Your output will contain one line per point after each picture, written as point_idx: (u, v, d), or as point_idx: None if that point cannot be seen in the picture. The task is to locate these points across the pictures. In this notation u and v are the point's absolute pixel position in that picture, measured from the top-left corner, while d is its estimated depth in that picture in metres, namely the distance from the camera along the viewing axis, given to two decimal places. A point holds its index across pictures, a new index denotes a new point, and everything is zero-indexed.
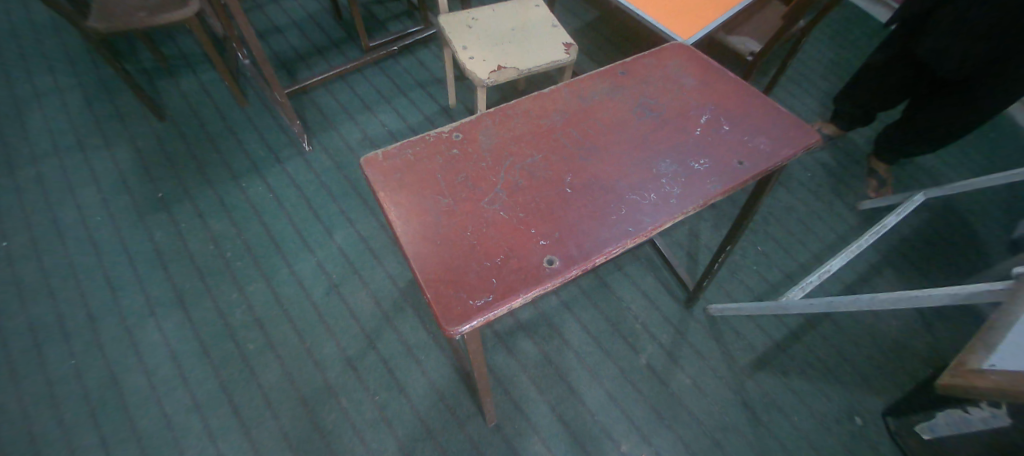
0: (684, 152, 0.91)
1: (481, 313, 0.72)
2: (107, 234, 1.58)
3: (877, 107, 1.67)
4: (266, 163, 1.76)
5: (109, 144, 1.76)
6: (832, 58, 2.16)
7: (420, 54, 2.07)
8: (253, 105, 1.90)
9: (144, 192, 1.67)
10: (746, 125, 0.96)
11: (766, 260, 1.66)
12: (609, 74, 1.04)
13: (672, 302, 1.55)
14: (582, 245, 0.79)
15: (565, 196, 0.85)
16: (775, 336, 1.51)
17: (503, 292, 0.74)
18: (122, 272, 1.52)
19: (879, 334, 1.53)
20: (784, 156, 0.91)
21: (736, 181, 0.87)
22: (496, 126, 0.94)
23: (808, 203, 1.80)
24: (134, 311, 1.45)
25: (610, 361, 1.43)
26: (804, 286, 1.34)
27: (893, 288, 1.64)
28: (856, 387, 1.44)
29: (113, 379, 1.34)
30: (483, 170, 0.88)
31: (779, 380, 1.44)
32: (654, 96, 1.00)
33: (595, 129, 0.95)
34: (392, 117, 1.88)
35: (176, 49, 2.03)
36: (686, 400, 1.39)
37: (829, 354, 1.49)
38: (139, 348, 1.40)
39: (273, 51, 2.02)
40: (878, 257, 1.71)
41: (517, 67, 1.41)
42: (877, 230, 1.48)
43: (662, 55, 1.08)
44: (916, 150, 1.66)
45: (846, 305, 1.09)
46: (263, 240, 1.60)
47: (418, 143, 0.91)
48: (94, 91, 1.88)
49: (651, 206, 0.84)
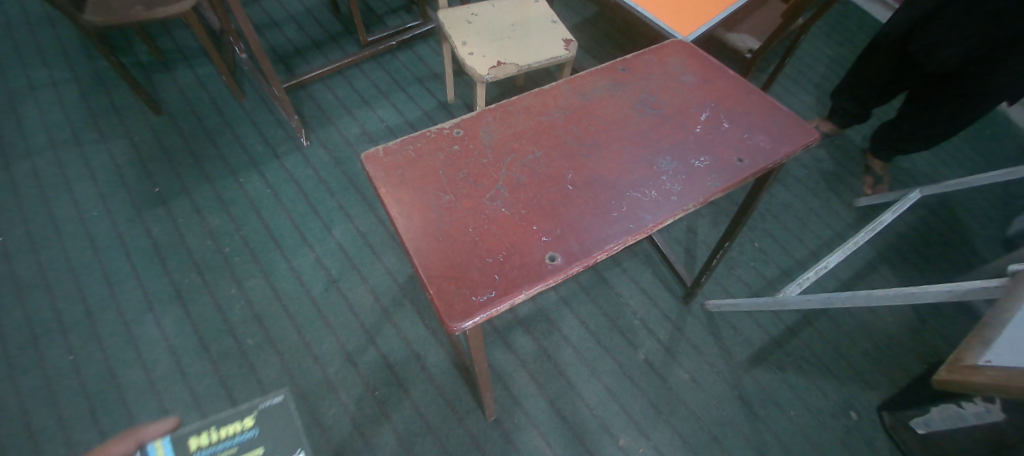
0: (684, 150, 0.92)
1: (483, 309, 0.72)
2: (105, 228, 1.57)
3: (872, 104, 1.68)
4: (264, 158, 1.75)
5: (106, 138, 1.75)
6: (830, 55, 2.17)
7: (418, 49, 2.06)
8: (251, 99, 1.89)
9: (142, 187, 1.66)
10: (746, 123, 0.96)
11: (762, 256, 1.67)
12: (609, 71, 1.04)
13: (670, 297, 1.56)
14: (584, 241, 0.79)
15: (567, 193, 0.85)
16: (772, 331, 1.53)
17: (505, 288, 0.74)
18: (120, 267, 1.51)
19: (875, 330, 1.55)
20: (783, 154, 0.92)
21: (737, 179, 0.88)
22: (497, 122, 0.94)
23: (805, 200, 1.81)
24: (133, 307, 1.45)
25: (608, 356, 1.44)
26: (802, 282, 1.36)
27: (889, 285, 1.66)
28: (851, 382, 1.46)
29: (112, 374, 1.35)
30: (484, 167, 0.88)
31: (775, 376, 1.45)
32: (654, 93, 1.01)
33: (596, 126, 0.95)
34: (391, 112, 1.87)
35: (172, 42, 2.01)
36: (683, 394, 1.40)
37: (826, 350, 1.51)
38: (138, 343, 1.40)
39: (270, 45, 2.01)
40: (874, 253, 1.72)
41: (516, 63, 1.41)
42: (873, 227, 1.49)
43: (662, 52, 1.09)
44: (909, 148, 1.68)
45: (842, 301, 1.10)
46: (262, 235, 1.60)
47: (418, 139, 0.91)
48: (89, 85, 1.87)
49: (652, 202, 0.84)
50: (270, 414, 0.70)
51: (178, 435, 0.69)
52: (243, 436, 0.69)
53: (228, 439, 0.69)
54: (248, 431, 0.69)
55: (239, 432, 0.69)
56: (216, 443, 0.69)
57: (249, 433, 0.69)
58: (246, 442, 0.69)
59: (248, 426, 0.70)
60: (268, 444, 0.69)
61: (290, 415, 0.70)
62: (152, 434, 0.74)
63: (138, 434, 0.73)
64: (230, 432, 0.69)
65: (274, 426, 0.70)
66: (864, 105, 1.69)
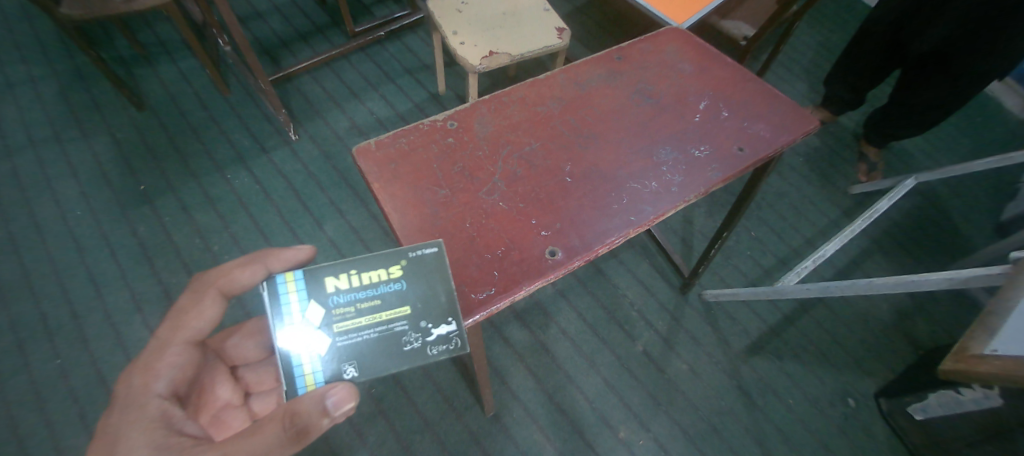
0: (683, 139, 0.90)
1: (482, 307, 0.70)
2: (88, 228, 1.53)
3: (861, 93, 1.70)
4: (251, 154, 1.71)
5: (87, 135, 1.70)
6: (823, 42, 2.16)
7: (408, 39, 2.02)
8: (236, 93, 1.84)
9: (126, 185, 1.62)
10: (745, 112, 0.94)
11: (758, 245, 1.66)
12: (604, 60, 1.02)
13: (667, 288, 1.55)
14: (584, 236, 0.78)
15: (565, 185, 0.83)
16: (769, 320, 1.52)
17: (505, 285, 0.72)
18: (106, 269, 1.47)
19: (869, 317, 1.55)
20: (783, 143, 0.90)
21: (737, 168, 0.86)
22: (492, 114, 0.92)
23: (801, 188, 1.81)
24: (120, 309, 1.42)
25: (607, 349, 1.43)
26: (800, 272, 1.35)
27: (883, 272, 1.67)
28: (848, 369, 1.46)
29: (102, 378, 1.33)
30: (479, 160, 0.86)
31: (773, 365, 1.45)
32: (651, 82, 0.99)
33: (593, 116, 0.92)
34: (381, 105, 1.83)
35: (154, 35, 1.95)
36: (682, 386, 1.40)
37: (822, 338, 1.51)
38: (128, 345, 1.37)
39: (255, 37, 1.96)
40: (869, 241, 1.73)
41: (509, 52, 1.38)
42: (869, 215, 1.50)
43: (658, 40, 1.06)
44: (899, 135, 1.68)
45: (842, 290, 1.10)
46: (251, 232, 1.56)
47: (412, 132, 0.88)
48: (68, 80, 1.81)
49: (652, 194, 0.82)
50: (417, 266, 0.69)
51: (317, 269, 0.67)
52: (392, 285, 0.68)
53: (374, 285, 0.68)
54: (397, 280, 0.68)
55: (387, 280, 0.68)
56: (362, 285, 0.68)
57: (397, 284, 0.68)
58: (392, 293, 0.68)
59: (396, 275, 0.68)
60: (412, 299, 0.68)
61: (442, 269, 0.69)
62: (280, 262, 0.78)
63: (266, 261, 0.77)
64: (374, 279, 0.68)
65: (419, 277, 0.68)
66: (854, 94, 1.70)
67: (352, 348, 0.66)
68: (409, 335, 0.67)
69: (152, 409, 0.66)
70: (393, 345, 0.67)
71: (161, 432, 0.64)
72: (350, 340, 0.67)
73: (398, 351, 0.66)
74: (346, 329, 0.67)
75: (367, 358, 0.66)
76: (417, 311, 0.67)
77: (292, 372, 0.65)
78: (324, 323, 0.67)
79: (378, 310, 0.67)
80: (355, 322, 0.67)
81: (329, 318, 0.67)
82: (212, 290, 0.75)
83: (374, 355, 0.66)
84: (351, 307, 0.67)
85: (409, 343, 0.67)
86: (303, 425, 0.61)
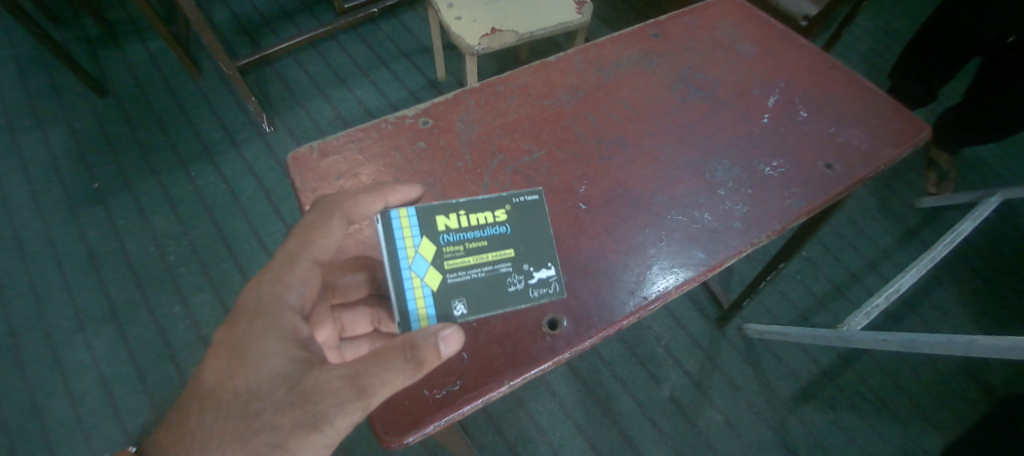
0: (747, 150, 0.66)
1: (438, 415, 0.51)
2: (33, 231, 1.34)
3: (920, 93, 1.43)
4: (221, 148, 1.49)
5: (43, 124, 1.50)
6: (885, 27, 1.85)
7: (405, 18, 1.77)
8: (209, 77, 1.62)
9: (78, 181, 1.42)
10: (831, 111, 0.69)
11: (810, 267, 1.40)
12: (636, 36, 0.76)
13: (700, 320, 1.29)
14: (602, 298, 0.56)
15: (578, 214, 0.61)
16: (821, 362, 1.26)
17: (479, 378, 0.53)
18: (49, 279, 1.28)
19: (943, 361, 1.26)
20: (886, 158, 0.65)
21: (826, 195, 0.62)
22: (481, 108, 0.68)
23: (860, 199, 1.53)
24: (62, 326, 1.23)
25: (626, 393, 1.19)
26: (870, 312, 1.10)
27: (958, 303, 1.39)
28: (918, 424, 1.19)
29: (33, 409, 1.13)
30: (459, 174, 0.63)
31: (826, 416, 1.20)
32: (701, 67, 0.73)
33: (621, 114, 0.68)
34: (371, 92, 1.60)
35: (124, 12, 1.74)
36: (714, 441, 1.15)
37: (886, 384, 1.24)
38: (65, 369, 1.18)
39: (233, 14, 1.73)
40: (942, 265, 1.44)
41: (516, 30, 1.12)
42: (951, 240, 1.22)
43: (708, 13, 0.80)
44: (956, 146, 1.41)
45: (935, 347, 0.83)
46: (214, 241, 1.36)
47: (371, 132, 0.66)
48: (27, 63, 1.61)
49: (704, 233, 0.59)
50: (527, 212, 0.54)
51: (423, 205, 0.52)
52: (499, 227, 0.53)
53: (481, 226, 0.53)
54: (503, 224, 0.53)
55: (492, 223, 0.53)
56: (467, 227, 0.52)
57: (502, 229, 0.53)
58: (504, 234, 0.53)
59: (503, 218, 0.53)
60: (524, 239, 0.54)
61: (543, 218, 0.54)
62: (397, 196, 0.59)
63: (383, 193, 0.57)
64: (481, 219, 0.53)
65: (531, 225, 0.54)
66: (912, 94, 1.45)
67: (461, 294, 0.52)
68: (512, 276, 0.53)
69: (286, 320, 0.48)
70: (501, 291, 0.53)
71: (296, 349, 0.47)
72: (461, 280, 0.52)
73: (502, 298, 0.52)
74: (457, 269, 0.52)
75: (479, 301, 0.52)
76: (529, 251, 0.53)
77: (404, 305, 0.51)
78: (435, 261, 0.52)
79: (486, 253, 0.53)
80: (465, 263, 0.52)
81: (439, 257, 0.52)
82: (338, 214, 0.54)
83: (485, 298, 0.52)
84: (460, 246, 0.52)
85: (512, 284, 0.53)
86: (422, 361, 0.46)
